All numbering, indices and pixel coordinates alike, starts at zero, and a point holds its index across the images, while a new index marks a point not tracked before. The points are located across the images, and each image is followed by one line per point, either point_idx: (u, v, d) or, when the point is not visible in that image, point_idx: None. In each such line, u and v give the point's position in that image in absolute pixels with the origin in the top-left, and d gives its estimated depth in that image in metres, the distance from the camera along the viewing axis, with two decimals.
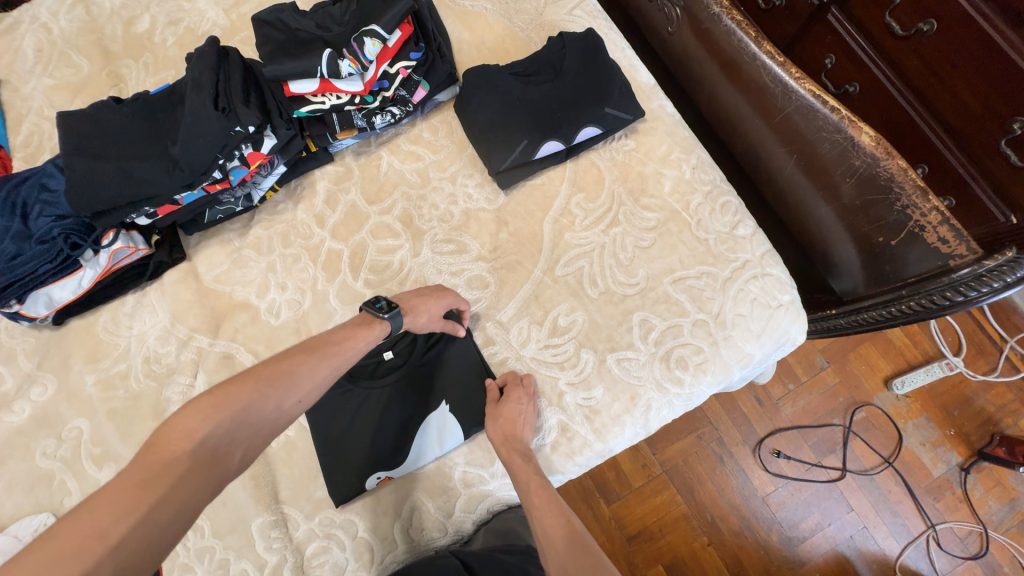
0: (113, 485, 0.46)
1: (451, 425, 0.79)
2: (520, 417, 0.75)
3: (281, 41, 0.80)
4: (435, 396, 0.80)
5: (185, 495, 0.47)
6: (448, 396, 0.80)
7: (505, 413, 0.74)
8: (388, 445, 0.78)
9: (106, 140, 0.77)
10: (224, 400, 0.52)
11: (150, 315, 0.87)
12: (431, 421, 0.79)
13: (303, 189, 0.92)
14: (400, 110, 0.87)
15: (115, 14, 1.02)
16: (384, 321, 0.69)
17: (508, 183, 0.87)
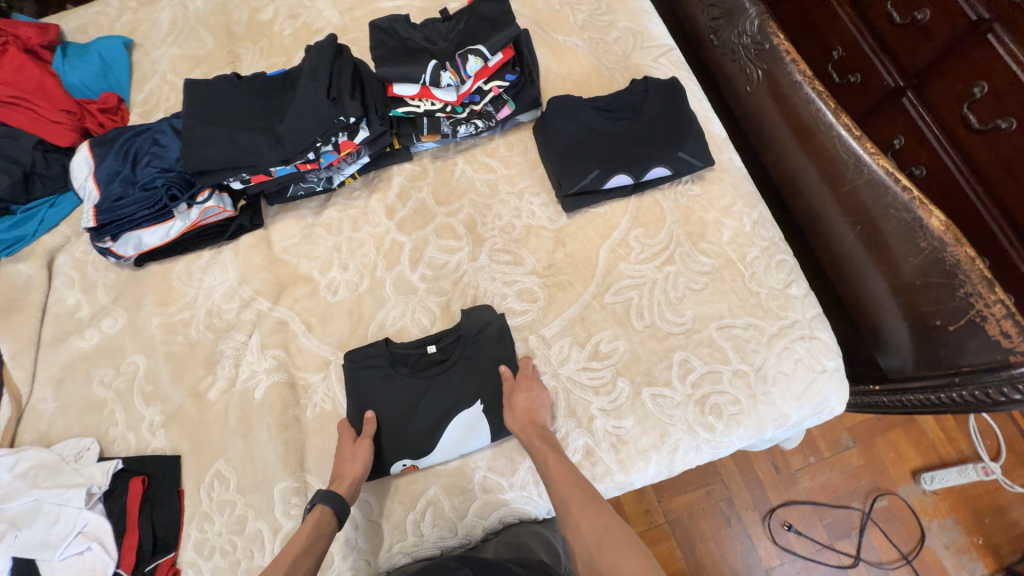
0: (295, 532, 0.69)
1: (479, 424, 0.80)
2: (538, 404, 0.78)
3: (391, 47, 0.88)
4: (470, 396, 0.81)
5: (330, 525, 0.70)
6: (484, 398, 0.81)
7: (522, 400, 0.78)
8: (416, 433, 0.80)
9: (222, 109, 0.85)
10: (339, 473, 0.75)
11: (220, 272, 0.93)
12: (461, 416, 0.80)
13: (379, 181, 0.98)
14: (483, 124, 0.92)
15: (244, 1, 1.14)
16: (319, 506, 0.71)
17: (569, 207, 0.90)
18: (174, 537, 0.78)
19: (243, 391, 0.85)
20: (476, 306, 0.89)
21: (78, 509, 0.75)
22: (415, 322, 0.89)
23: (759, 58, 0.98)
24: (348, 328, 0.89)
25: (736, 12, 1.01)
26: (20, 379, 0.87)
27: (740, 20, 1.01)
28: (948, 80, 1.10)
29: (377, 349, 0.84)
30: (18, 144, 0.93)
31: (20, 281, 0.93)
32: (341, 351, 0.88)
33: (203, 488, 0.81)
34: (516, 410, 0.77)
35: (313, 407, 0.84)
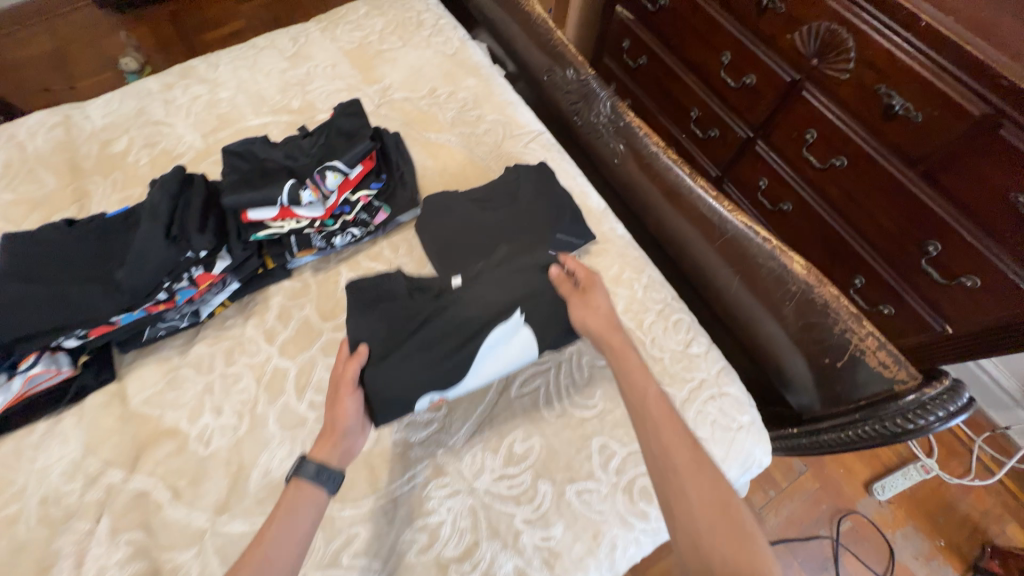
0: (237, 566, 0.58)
1: (525, 339, 0.76)
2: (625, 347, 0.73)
3: (247, 170, 0.85)
4: (509, 303, 0.76)
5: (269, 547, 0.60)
6: (523, 305, 0.76)
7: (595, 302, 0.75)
8: (450, 351, 0.73)
9: (48, 262, 0.75)
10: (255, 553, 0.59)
11: (59, 445, 0.77)
12: (501, 327, 0.75)
13: (256, 303, 0.90)
14: (359, 231, 0.89)
15: (94, 136, 1.08)
16: (296, 480, 0.64)
17: (538, 201, 0.93)
18: None
19: None
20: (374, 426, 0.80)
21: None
22: None
23: (618, 134, 1.07)
24: (225, 485, 0.76)
25: (591, 97, 1.11)
26: None
27: (596, 104, 1.11)
28: (785, 130, 1.25)
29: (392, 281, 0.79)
30: None
31: None
32: (217, 515, 0.74)
33: None
34: (589, 313, 0.74)
35: None
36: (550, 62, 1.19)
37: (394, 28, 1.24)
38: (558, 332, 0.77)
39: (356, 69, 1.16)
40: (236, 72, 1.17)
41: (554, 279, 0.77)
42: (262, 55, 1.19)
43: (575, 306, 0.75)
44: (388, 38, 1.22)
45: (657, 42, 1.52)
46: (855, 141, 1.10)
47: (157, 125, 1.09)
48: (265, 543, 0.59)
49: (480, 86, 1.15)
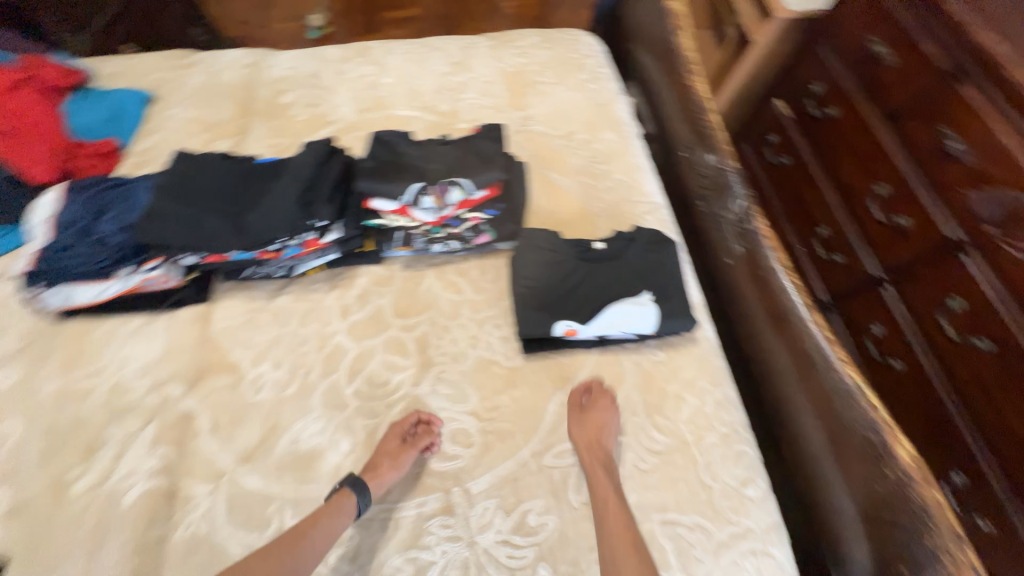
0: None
1: (647, 309, 0.83)
2: (608, 427, 0.77)
3: (383, 159, 0.89)
4: (641, 284, 0.86)
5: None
6: (652, 305, 0.83)
7: (594, 419, 0.77)
8: (583, 308, 0.83)
9: (198, 189, 0.84)
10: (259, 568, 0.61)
11: (145, 342, 0.86)
12: (631, 302, 0.83)
13: (343, 277, 0.95)
14: (457, 245, 0.92)
15: (271, 84, 1.21)
16: (347, 490, 0.71)
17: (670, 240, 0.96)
18: None
19: (112, 490, 0.74)
20: None
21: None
22: (333, 443, 0.80)
23: (742, 236, 1.00)
24: (258, 436, 0.80)
25: (724, 187, 1.03)
26: None
27: (727, 197, 1.04)
28: (926, 286, 1.11)
29: (525, 259, 0.89)
30: None
31: None
32: (243, 462, 0.78)
33: None
34: (585, 427, 0.77)
35: (185, 527, 0.72)
36: (693, 140, 1.14)
37: (555, 64, 1.27)
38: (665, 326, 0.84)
39: (507, 92, 1.21)
40: (403, 64, 1.26)
41: (576, 391, 0.82)
42: (431, 56, 1.27)
43: (576, 418, 0.78)
44: (546, 72, 1.25)
45: (809, 149, 1.43)
46: (1013, 330, 0.93)
47: (322, 90, 1.20)
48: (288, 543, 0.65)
49: (616, 143, 1.14)
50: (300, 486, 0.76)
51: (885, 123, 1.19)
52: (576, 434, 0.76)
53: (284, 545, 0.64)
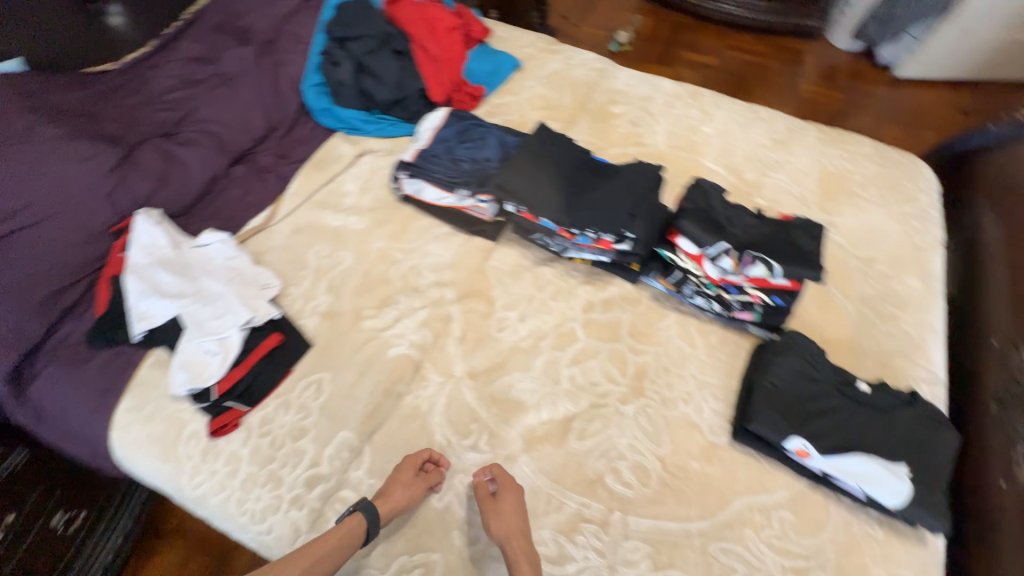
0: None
1: (898, 483, 0.75)
2: (521, 510, 0.76)
3: (699, 205, 0.94)
4: (900, 455, 0.78)
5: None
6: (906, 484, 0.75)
7: (508, 510, 0.76)
8: (825, 440, 0.79)
9: (546, 160, 1.01)
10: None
11: (443, 247, 1.07)
12: (882, 467, 0.76)
13: (600, 279, 1.05)
14: (718, 307, 0.94)
15: (608, 92, 1.37)
16: (355, 513, 0.74)
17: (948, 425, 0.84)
18: (257, 397, 0.88)
19: (384, 340, 0.95)
20: (593, 439, 0.87)
21: (215, 288, 0.96)
22: (536, 406, 0.90)
23: None
24: (486, 364, 0.94)
25: None
26: (283, 209, 1.12)
27: None
28: None
29: (783, 359, 0.86)
30: (410, 82, 1.20)
31: (336, 153, 1.20)
32: (469, 377, 0.93)
33: (302, 384, 0.90)
34: (501, 519, 0.74)
35: (415, 398, 0.90)
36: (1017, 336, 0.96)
37: (882, 184, 1.19)
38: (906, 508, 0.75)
39: (819, 189, 1.17)
40: (728, 121, 1.30)
41: (478, 483, 0.80)
42: (755, 125, 1.30)
43: (490, 513, 0.75)
44: (869, 188, 1.18)
45: None
46: None
47: (647, 114, 1.31)
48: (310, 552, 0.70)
49: (919, 294, 1.03)
50: (500, 423, 0.88)
51: None
52: (495, 527, 0.74)
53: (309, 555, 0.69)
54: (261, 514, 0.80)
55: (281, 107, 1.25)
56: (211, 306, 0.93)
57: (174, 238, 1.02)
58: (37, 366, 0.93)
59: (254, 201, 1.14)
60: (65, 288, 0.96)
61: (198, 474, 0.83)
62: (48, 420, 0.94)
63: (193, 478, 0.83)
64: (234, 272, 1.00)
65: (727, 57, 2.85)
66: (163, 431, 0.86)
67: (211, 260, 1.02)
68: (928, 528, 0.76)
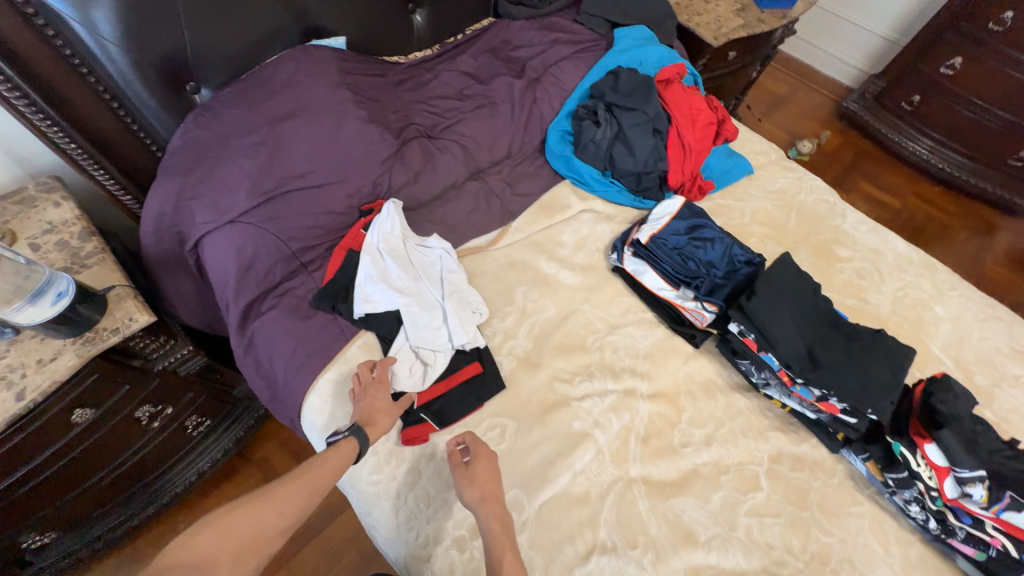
0: (257, 503, 0.64)
1: None
2: (494, 475, 0.76)
3: (957, 411, 0.84)
4: None
5: (274, 507, 0.65)
6: None
7: (479, 476, 0.75)
8: None
9: (792, 297, 0.96)
10: (283, 497, 0.66)
11: (643, 334, 1.06)
12: None
13: (795, 431, 0.99)
14: (933, 526, 0.86)
15: (836, 229, 1.30)
16: (348, 438, 0.76)
17: None
18: (446, 420, 0.90)
19: (572, 409, 0.94)
20: None
21: (437, 299, 1.00)
22: (706, 544, 0.85)
23: None
24: (662, 476, 0.91)
25: None
26: (502, 239, 1.17)
27: None
28: None
29: None
30: (656, 162, 1.21)
31: (562, 202, 1.23)
32: (644, 482, 0.90)
33: (488, 422, 0.91)
34: (466, 485, 0.74)
35: (589, 483, 0.88)
36: None
37: None
38: None
39: None
40: (963, 308, 1.20)
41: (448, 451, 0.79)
42: (993, 324, 1.18)
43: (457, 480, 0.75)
44: None
45: None
46: None
47: (874, 269, 1.23)
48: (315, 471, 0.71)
49: None
50: (668, 548, 0.84)
51: None
52: (463, 494, 0.73)
53: (313, 474, 0.70)
54: (425, 539, 0.82)
55: (524, 140, 1.31)
56: (433, 316, 0.97)
57: (407, 231, 1.06)
58: (265, 305, 1.00)
59: (478, 219, 1.19)
60: (311, 246, 1.04)
61: (379, 471, 0.87)
62: (253, 356, 1.00)
63: (373, 474, 0.86)
64: (451, 283, 1.04)
65: (910, 202, 2.65)
66: None
67: (434, 265, 1.06)
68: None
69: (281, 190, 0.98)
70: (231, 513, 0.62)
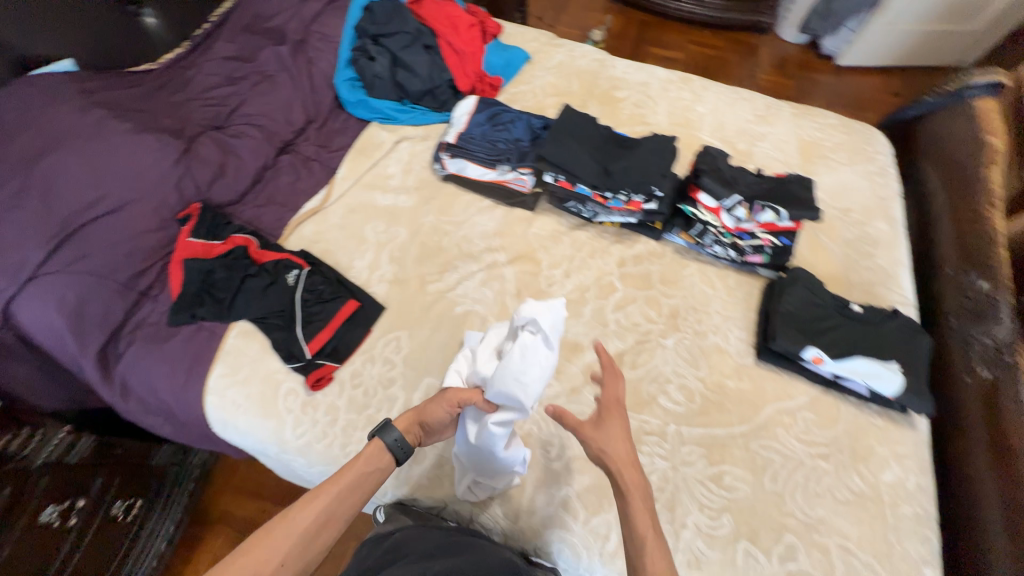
0: (297, 509, 0.70)
1: (894, 377, 0.92)
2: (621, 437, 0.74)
3: (711, 166, 1.09)
4: (886, 354, 0.95)
5: (313, 506, 0.71)
6: (901, 367, 0.93)
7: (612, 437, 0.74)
8: (834, 347, 0.96)
9: (580, 134, 1.14)
10: (321, 502, 0.71)
11: (487, 219, 1.19)
12: (879, 363, 0.93)
13: (627, 238, 1.20)
14: (733, 254, 1.10)
15: (611, 79, 1.52)
16: (377, 438, 0.78)
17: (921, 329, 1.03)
18: (344, 354, 0.98)
19: (450, 299, 1.06)
20: (644, 367, 1.01)
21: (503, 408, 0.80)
22: (589, 345, 1.03)
23: (993, 363, 1.02)
24: None
25: (987, 314, 1.07)
26: (334, 193, 1.22)
27: (990, 323, 1.06)
28: None
29: (794, 289, 1.03)
30: (439, 74, 1.34)
31: (376, 141, 1.30)
32: None
33: (383, 340, 1.01)
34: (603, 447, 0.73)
35: None
36: (966, 263, 1.18)
37: (848, 148, 1.39)
38: (906, 392, 0.92)
39: (799, 154, 1.36)
40: (718, 101, 1.48)
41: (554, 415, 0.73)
42: (740, 103, 1.48)
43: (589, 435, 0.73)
44: (839, 151, 1.38)
45: None
46: None
47: (647, 98, 1.47)
48: (333, 487, 0.73)
49: (888, 234, 1.22)
50: (563, 361, 1.01)
51: None
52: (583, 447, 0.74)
53: (330, 491, 0.73)
54: None
55: (317, 101, 1.33)
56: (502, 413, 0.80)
57: (534, 315, 0.75)
58: (121, 344, 0.98)
59: (305, 186, 1.23)
60: (142, 271, 1.01)
61: (300, 425, 0.92)
62: (136, 396, 0.99)
63: (297, 432, 0.91)
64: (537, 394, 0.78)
65: (692, 51, 3.08)
66: (262, 391, 0.94)
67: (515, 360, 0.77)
68: (917, 411, 0.93)
69: (74, 227, 0.94)
70: (277, 523, 0.69)
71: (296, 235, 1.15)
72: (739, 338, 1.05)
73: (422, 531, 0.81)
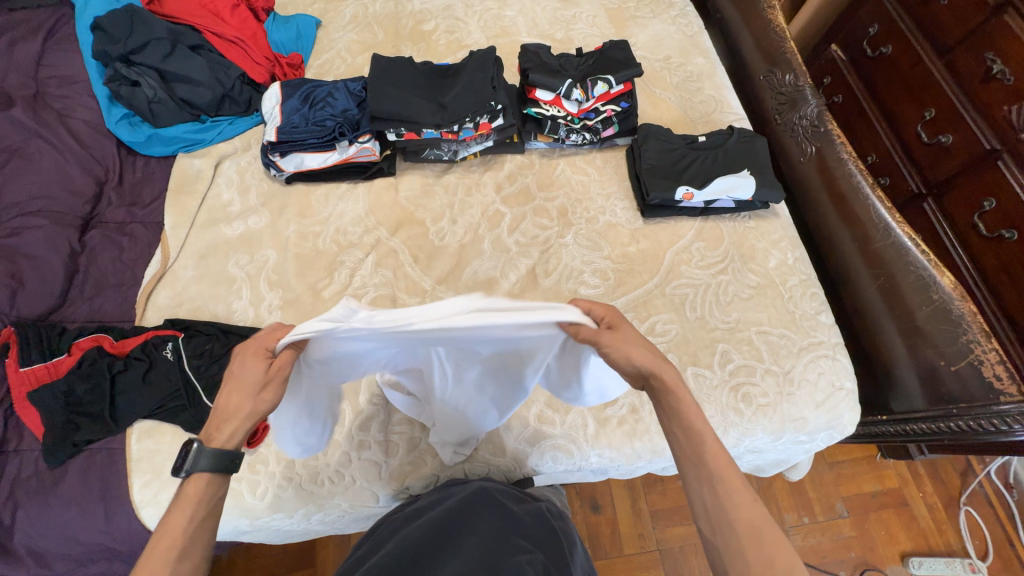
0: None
1: (747, 185, 1.06)
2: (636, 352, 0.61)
3: (536, 62, 1.10)
4: (736, 168, 1.08)
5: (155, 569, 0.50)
6: (752, 173, 1.07)
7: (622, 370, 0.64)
8: (696, 180, 1.07)
9: (400, 79, 1.09)
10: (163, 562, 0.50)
11: (353, 202, 1.12)
12: (733, 178, 1.06)
13: (494, 162, 1.19)
14: (589, 136, 1.16)
15: (413, 12, 1.41)
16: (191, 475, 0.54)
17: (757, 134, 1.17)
18: None
19: (353, 295, 1.01)
20: (557, 271, 1.05)
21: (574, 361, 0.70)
22: (503, 275, 1.05)
23: (815, 137, 1.20)
24: (447, 269, 1.06)
25: (799, 100, 1.24)
26: (172, 247, 1.06)
27: (802, 107, 1.24)
28: (962, 193, 1.29)
29: (648, 144, 1.12)
30: (225, 73, 1.19)
31: (192, 172, 1.13)
32: (438, 284, 1.04)
33: None
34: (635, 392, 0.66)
35: None
36: (772, 66, 1.33)
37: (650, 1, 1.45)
38: (762, 190, 1.06)
39: (611, 24, 1.40)
40: None
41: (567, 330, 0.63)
42: None
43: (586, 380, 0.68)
44: (643, 8, 1.44)
45: (861, 86, 1.58)
46: None
47: (456, 19, 1.40)
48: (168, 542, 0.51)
49: (707, 66, 1.33)
50: None
51: (934, 55, 1.35)
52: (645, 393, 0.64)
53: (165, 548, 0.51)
54: (337, 474, 0.88)
55: (96, 154, 1.10)
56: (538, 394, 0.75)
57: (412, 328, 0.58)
58: (5, 515, 0.82)
59: (137, 254, 1.05)
60: None
61: (258, 484, 0.86)
62: (58, 555, 0.86)
63: (258, 493, 0.86)
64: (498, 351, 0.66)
65: None
66: None
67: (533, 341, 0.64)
68: (774, 201, 1.09)
69: None
70: None
71: (152, 308, 1.00)
72: (625, 208, 1.13)
73: (389, 517, 0.78)
